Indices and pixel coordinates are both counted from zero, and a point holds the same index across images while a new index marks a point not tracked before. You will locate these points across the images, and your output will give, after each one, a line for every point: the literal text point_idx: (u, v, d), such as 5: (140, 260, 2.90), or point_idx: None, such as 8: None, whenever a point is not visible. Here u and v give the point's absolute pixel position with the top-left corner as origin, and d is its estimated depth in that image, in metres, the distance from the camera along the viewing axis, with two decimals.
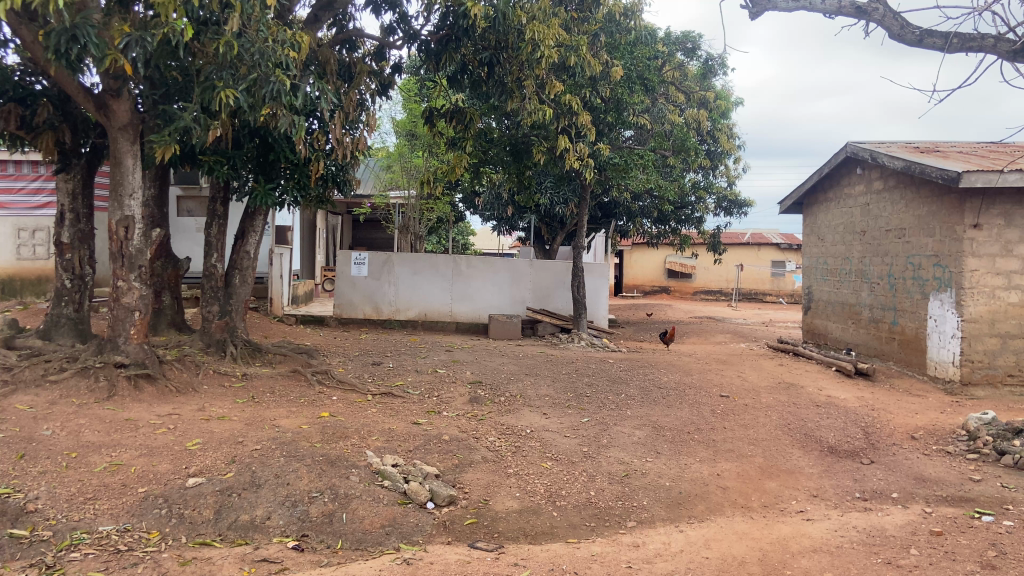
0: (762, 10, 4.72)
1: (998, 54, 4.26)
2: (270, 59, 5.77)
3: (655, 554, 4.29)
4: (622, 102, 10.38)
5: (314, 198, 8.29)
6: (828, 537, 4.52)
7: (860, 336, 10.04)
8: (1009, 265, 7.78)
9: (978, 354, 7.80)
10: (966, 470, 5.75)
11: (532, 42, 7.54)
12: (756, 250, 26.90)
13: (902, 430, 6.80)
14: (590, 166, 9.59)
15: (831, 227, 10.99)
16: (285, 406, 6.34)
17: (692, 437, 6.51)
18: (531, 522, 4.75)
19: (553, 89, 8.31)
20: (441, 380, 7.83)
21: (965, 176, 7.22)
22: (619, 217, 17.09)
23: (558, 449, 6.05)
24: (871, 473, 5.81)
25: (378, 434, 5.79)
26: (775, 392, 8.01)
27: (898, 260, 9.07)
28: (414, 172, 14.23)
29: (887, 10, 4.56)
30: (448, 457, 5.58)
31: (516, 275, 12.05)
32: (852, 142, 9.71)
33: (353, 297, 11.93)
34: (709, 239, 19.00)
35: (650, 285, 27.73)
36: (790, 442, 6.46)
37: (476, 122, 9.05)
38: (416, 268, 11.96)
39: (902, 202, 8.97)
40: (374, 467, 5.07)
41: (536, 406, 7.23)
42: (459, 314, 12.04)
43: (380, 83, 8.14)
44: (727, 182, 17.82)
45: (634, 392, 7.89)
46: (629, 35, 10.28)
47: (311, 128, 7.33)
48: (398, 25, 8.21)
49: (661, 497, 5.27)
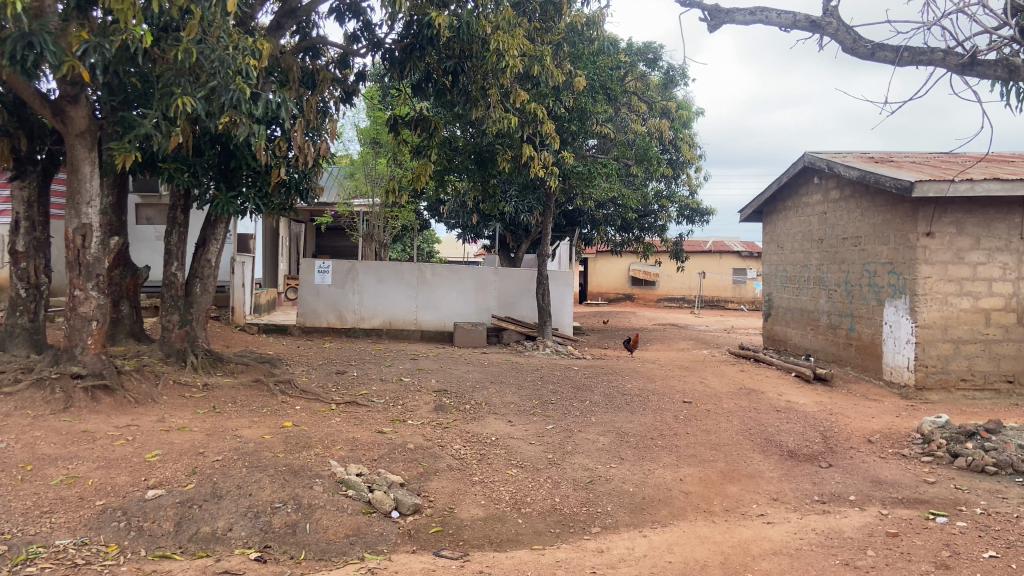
0: (719, 24, 4.82)
1: (947, 68, 4.45)
2: (229, 67, 5.74)
3: (619, 559, 4.33)
4: (585, 112, 10.47)
5: (277, 207, 8.23)
6: (788, 540, 4.62)
7: (818, 342, 10.26)
8: (961, 272, 8.00)
9: (932, 358, 8.00)
10: (920, 472, 5.92)
11: (496, 51, 7.61)
12: (718, 258, 27.34)
13: (859, 434, 6.96)
14: (555, 174, 9.69)
15: (790, 235, 11.22)
16: (247, 417, 6.27)
17: (656, 443, 6.59)
18: (496, 529, 4.77)
19: (517, 99, 8.38)
20: (406, 389, 7.80)
21: (918, 185, 7.45)
22: (583, 225, 17.19)
23: (523, 456, 6.08)
24: (829, 476, 5.93)
25: (342, 443, 5.75)
26: (737, 398, 8.13)
27: (854, 268, 9.29)
28: (378, 180, 14.20)
29: (840, 24, 4.71)
30: (414, 465, 5.57)
31: (480, 283, 12.08)
32: (809, 151, 9.96)
33: (317, 306, 11.81)
34: (672, 247, 19.18)
35: (614, 294, 27.97)
36: (750, 446, 6.59)
37: (440, 131, 9.08)
38: (381, 276, 11.92)
39: (857, 211, 9.21)
40: (339, 476, 5.04)
41: (502, 414, 7.25)
42: (424, 323, 12.01)
43: (343, 91, 8.11)
44: (689, 190, 18.04)
45: (598, 399, 7.95)
46: (592, 45, 10.34)
47: (272, 135, 7.28)
48: (361, 33, 8.20)
49: (624, 502, 5.33)
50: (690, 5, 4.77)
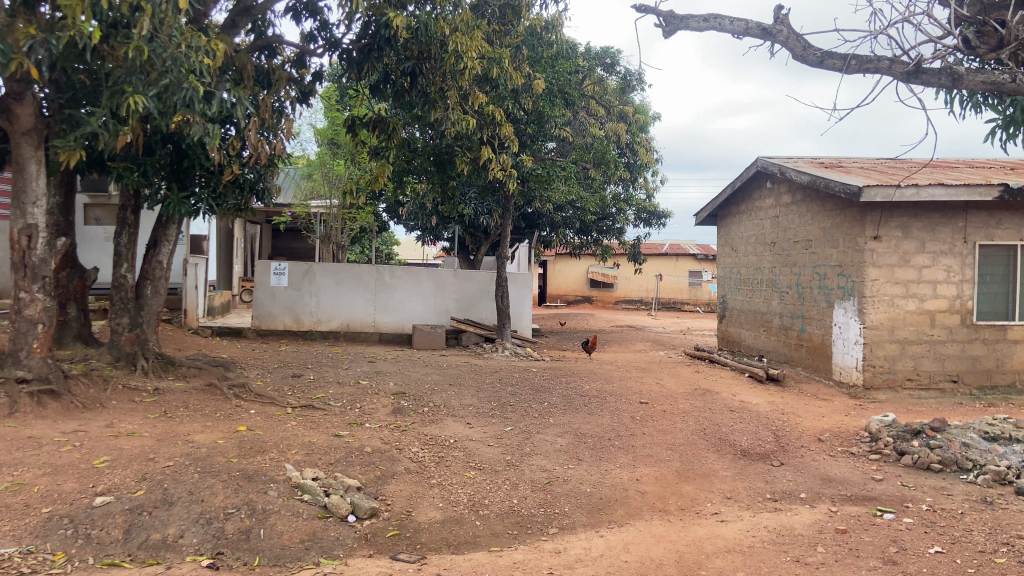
0: (674, 30, 4.89)
1: (893, 76, 4.58)
2: (181, 66, 5.66)
3: (576, 559, 4.37)
4: (544, 115, 10.55)
5: (231, 207, 8.10)
6: (740, 538, 4.70)
7: (771, 343, 10.46)
8: (907, 275, 8.21)
9: (879, 359, 8.23)
10: (868, 470, 6.08)
11: (455, 53, 7.64)
12: (674, 260, 27.75)
13: (809, 433, 7.12)
14: (513, 177, 9.73)
15: (744, 238, 11.42)
16: (199, 421, 6.16)
17: (613, 443, 6.66)
18: (453, 532, 4.78)
19: (476, 101, 8.42)
20: (364, 392, 7.75)
21: (866, 190, 7.65)
22: (542, 228, 17.26)
23: (481, 458, 6.08)
24: (781, 475, 6.06)
25: (298, 447, 5.68)
26: (692, 399, 8.26)
27: (805, 270, 9.50)
28: (335, 181, 14.08)
29: (790, 32, 4.81)
30: (371, 469, 5.53)
31: (439, 285, 12.06)
32: (762, 157, 10.16)
33: (272, 308, 11.65)
34: (629, 249, 19.34)
35: (573, 295, 28.13)
36: (705, 446, 6.69)
37: (398, 132, 9.03)
38: (338, 278, 11.81)
39: (807, 214, 9.42)
40: (294, 481, 4.98)
41: (460, 416, 7.25)
42: (382, 325, 11.93)
43: (300, 91, 8.02)
44: (646, 194, 18.24)
45: (556, 400, 8.00)
46: (550, 49, 10.47)
47: (226, 134, 7.17)
48: (318, 33, 8.13)
49: (582, 503, 5.37)
50: (645, 10, 4.83)
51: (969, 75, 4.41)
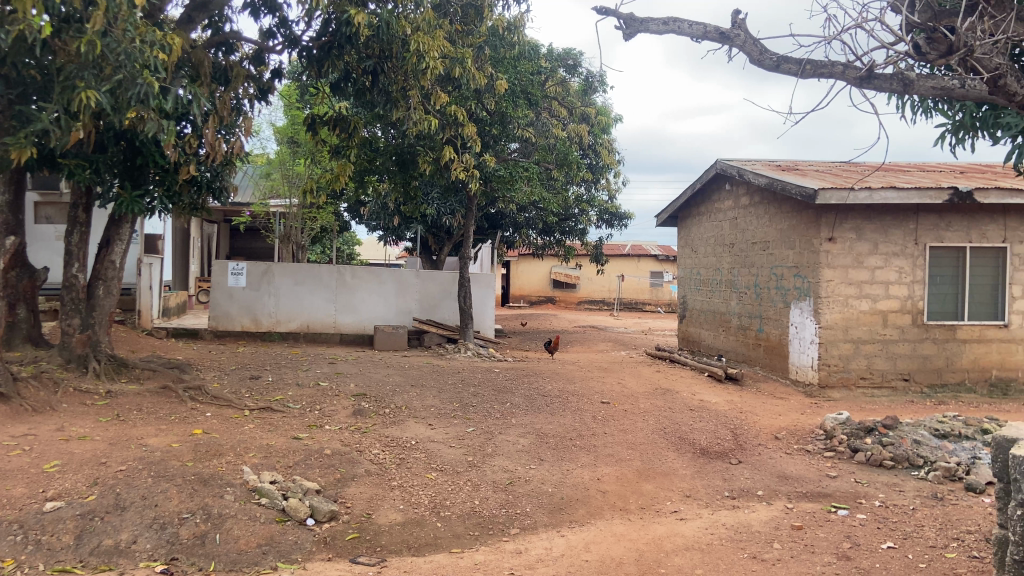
0: (634, 32, 4.93)
1: (846, 80, 4.67)
2: (136, 61, 5.54)
3: (537, 559, 4.38)
4: (507, 116, 10.56)
5: (187, 206, 7.95)
6: (699, 535, 4.75)
7: (730, 343, 10.60)
8: (861, 276, 8.38)
9: (834, 358, 8.40)
10: (823, 467, 6.20)
11: (417, 53, 7.60)
12: (636, 261, 28.03)
13: (766, 431, 7.23)
14: (476, 177, 9.73)
15: (703, 240, 11.57)
16: (154, 424, 6.04)
17: (574, 443, 6.68)
18: (414, 534, 4.76)
19: (438, 101, 8.39)
20: (324, 393, 7.66)
21: (821, 193, 7.82)
22: (505, 228, 17.25)
23: (442, 460, 6.05)
24: (738, 473, 6.14)
25: (255, 450, 5.60)
26: (652, 398, 8.34)
27: (763, 271, 9.65)
28: (295, 180, 13.90)
29: (747, 37, 4.88)
30: (330, 471, 5.46)
31: (401, 285, 11.99)
32: (721, 159, 10.30)
33: (230, 309, 11.48)
34: (592, 250, 19.43)
35: (536, 295, 28.16)
36: (665, 445, 6.75)
37: (360, 130, 8.94)
38: (298, 279, 11.67)
39: (765, 216, 9.56)
40: (251, 484, 4.90)
41: (422, 418, 7.20)
42: (343, 326, 11.81)
43: (258, 88, 7.89)
44: (609, 195, 18.33)
45: (518, 400, 8.00)
46: (513, 49, 10.47)
47: (182, 132, 7.03)
48: (278, 29, 8.02)
49: (543, 503, 5.38)
50: (605, 13, 4.86)
51: (919, 80, 4.52)
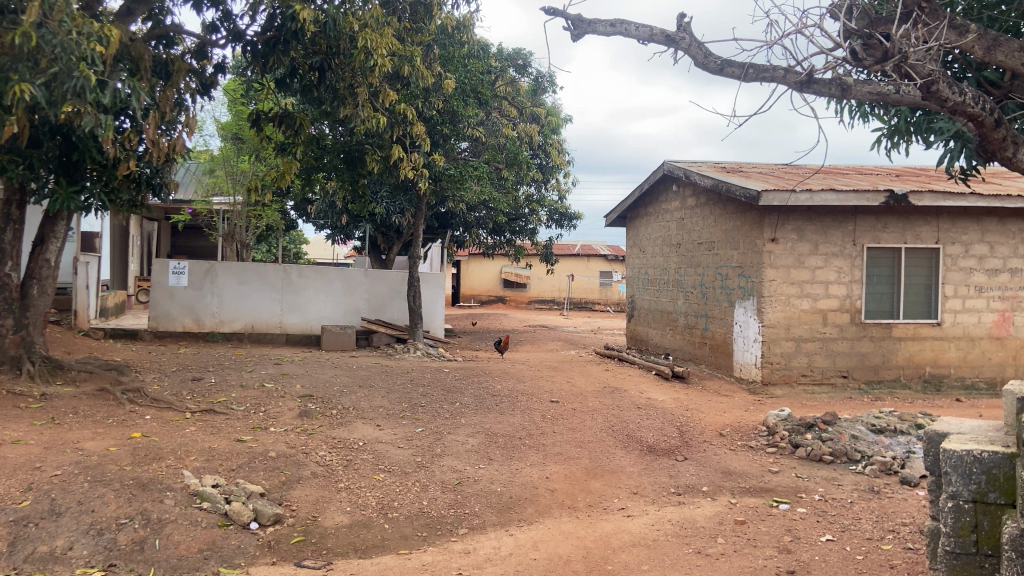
0: (582, 34, 4.96)
1: (787, 84, 4.77)
2: (73, 53, 5.36)
3: (485, 559, 4.38)
4: (457, 115, 10.52)
5: (126, 203, 7.72)
6: (646, 532, 4.81)
7: (677, 341, 10.76)
8: (802, 276, 8.59)
9: (776, 356, 8.60)
10: (766, 463, 6.33)
11: (364, 50, 7.53)
12: (585, 261, 28.26)
13: (711, 428, 7.36)
14: (425, 176, 9.69)
15: (651, 240, 11.71)
16: (90, 428, 5.84)
17: (523, 443, 6.69)
18: (361, 536, 4.70)
19: (386, 98, 8.32)
20: (269, 395, 7.52)
21: (764, 195, 7.99)
22: (455, 228, 17.14)
23: (391, 461, 6.00)
24: (684, 469, 6.23)
25: (197, 453, 5.47)
26: (601, 397, 8.40)
27: (708, 271, 9.82)
28: (240, 177, 13.62)
29: (692, 40, 4.95)
30: (275, 474, 5.37)
31: (349, 284, 11.84)
32: (668, 160, 10.45)
33: (171, 309, 11.20)
34: (542, 249, 19.49)
35: (486, 295, 28.09)
36: (613, 443, 6.81)
37: (306, 128, 8.79)
38: (242, 278, 11.44)
39: (711, 217, 9.73)
40: (192, 489, 4.78)
41: (370, 419, 7.13)
42: (289, 326, 11.60)
43: (201, 83, 7.70)
44: (558, 195, 18.41)
45: (467, 400, 7.98)
46: (462, 49, 10.45)
47: (121, 127, 6.83)
48: (221, 24, 7.84)
49: (492, 503, 5.38)
50: (554, 13, 4.88)
51: (856, 85, 4.65)
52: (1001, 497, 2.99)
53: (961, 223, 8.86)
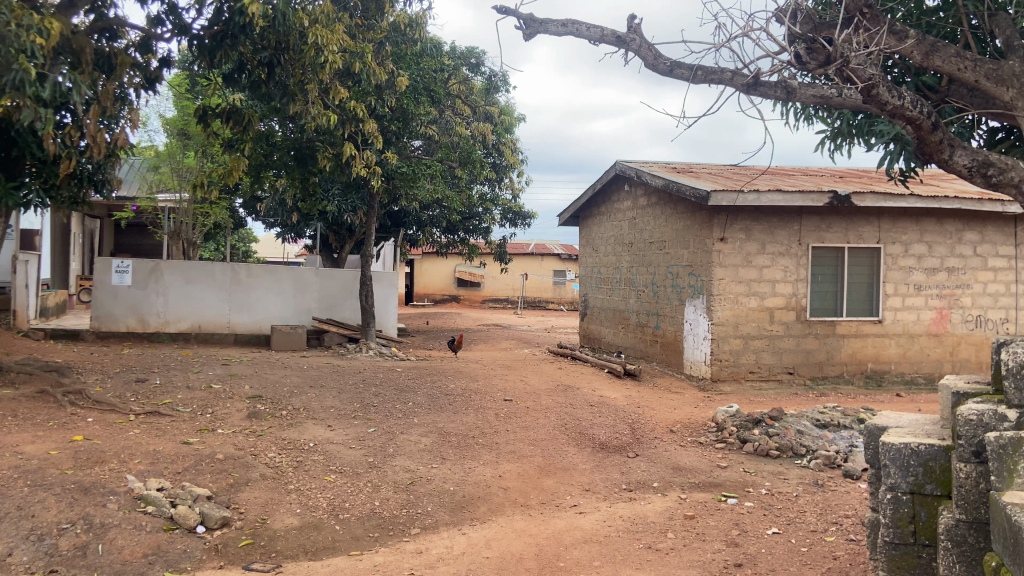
0: (534, 33, 4.98)
1: (734, 87, 4.86)
2: (12, 46, 5.18)
3: (438, 558, 4.36)
4: (408, 113, 10.43)
5: (67, 200, 7.49)
6: (597, 528, 4.85)
7: (629, 339, 10.88)
8: (749, 275, 8.76)
9: (724, 353, 8.76)
10: (715, 458, 6.44)
11: (315, 46, 7.44)
12: (539, 260, 28.36)
13: (662, 425, 7.46)
14: (377, 174, 9.61)
15: (604, 239, 11.81)
16: (29, 431, 5.65)
17: (476, 442, 6.69)
18: (311, 538, 4.65)
19: (337, 95, 8.22)
20: (217, 396, 7.37)
21: (713, 195, 8.13)
22: (408, 226, 16.98)
23: (342, 461, 5.94)
24: (635, 466, 6.30)
25: (141, 456, 5.33)
26: (554, 395, 8.45)
27: (659, 270, 9.95)
28: (186, 174, 13.31)
29: (642, 41, 5.01)
30: (222, 476, 5.27)
31: (300, 284, 11.67)
32: (620, 161, 10.55)
33: (114, 309, 10.88)
34: (495, 249, 19.47)
35: (440, 294, 27.94)
36: (566, 441, 6.86)
37: (255, 124, 8.63)
38: (189, 277, 11.20)
39: (662, 217, 9.86)
40: (137, 492, 4.65)
41: (321, 419, 7.04)
42: (238, 326, 11.39)
43: (145, 77, 7.51)
44: (512, 194, 18.41)
45: (420, 400, 7.93)
46: (415, 46, 10.41)
47: (62, 122, 6.63)
48: (166, 17, 7.66)
49: (444, 502, 5.36)
50: (506, 12, 4.89)
51: (801, 88, 4.77)
52: (937, 488, 3.09)
53: (902, 223, 9.12)
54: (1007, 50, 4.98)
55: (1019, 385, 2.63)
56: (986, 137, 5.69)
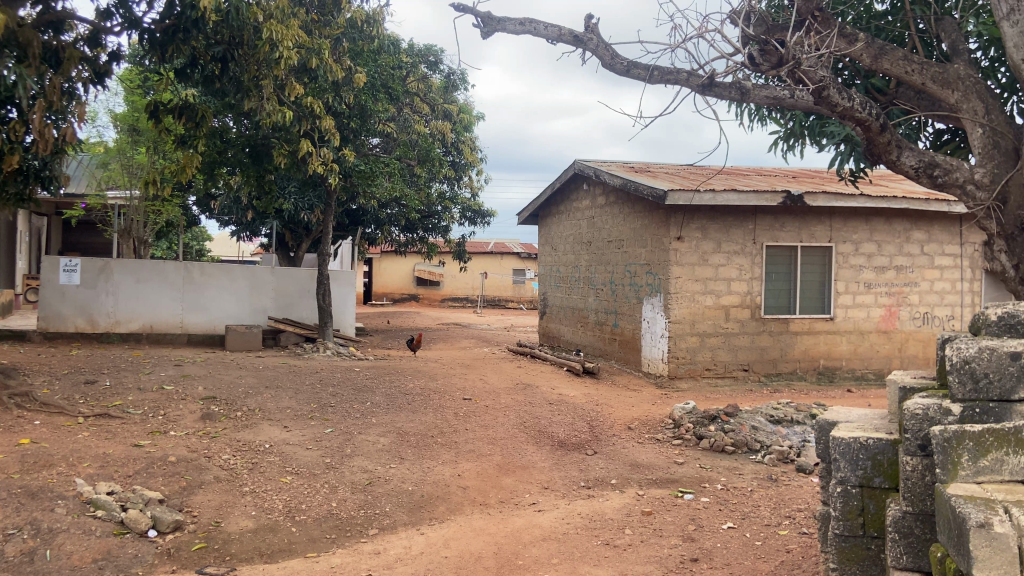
0: (492, 31, 4.97)
1: (690, 87, 4.91)
2: None
3: (395, 559, 4.33)
4: (366, 110, 10.31)
5: (12, 197, 7.26)
6: (556, 526, 4.86)
7: (587, 338, 10.95)
8: (706, 273, 8.88)
9: (681, 350, 8.86)
10: (672, 454, 6.51)
11: (269, 41, 7.37)
12: (498, 258, 28.36)
13: (620, 422, 7.51)
14: (335, 172, 9.48)
15: (562, 238, 11.86)
16: None
17: (435, 441, 6.66)
18: (266, 540, 4.58)
19: (292, 92, 8.13)
20: (169, 398, 7.20)
21: (670, 195, 8.22)
22: (366, 224, 16.81)
23: (298, 462, 5.86)
24: (594, 463, 6.34)
25: (90, 460, 5.19)
26: (513, 393, 8.45)
27: (617, 268, 10.02)
28: (137, 171, 12.99)
29: (600, 41, 5.04)
30: (175, 479, 5.16)
31: (255, 284, 11.49)
32: (578, 160, 10.60)
33: (61, 309, 10.56)
34: (454, 248, 19.41)
35: (399, 294, 27.74)
36: (525, 439, 6.87)
37: (209, 120, 8.46)
38: (140, 276, 10.94)
39: (620, 216, 9.93)
40: (86, 496, 4.52)
41: (277, 420, 6.94)
42: (191, 326, 11.16)
43: (93, 72, 7.29)
44: (471, 193, 18.38)
45: (379, 400, 7.87)
46: (372, 43, 10.31)
47: (6, 116, 6.43)
48: (116, 10, 7.46)
49: (403, 502, 5.33)
50: (463, 10, 4.87)
51: (754, 90, 4.81)
52: (885, 481, 3.16)
53: (852, 223, 9.33)
54: (952, 53, 5.11)
55: (962, 379, 2.63)
56: (932, 139, 5.84)
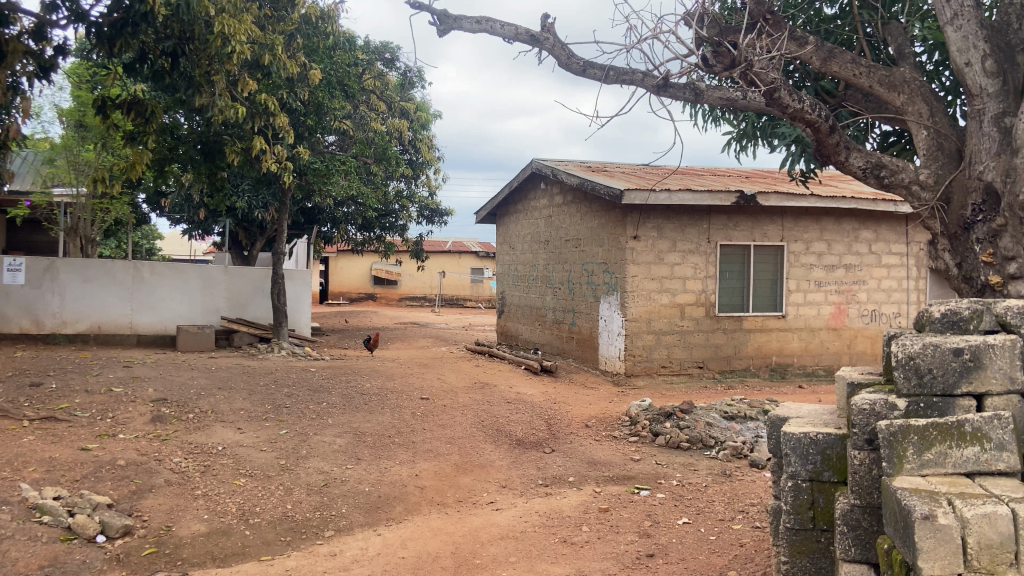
0: (449, 29, 4.95)
1: (646, 88, 4.96)
2: None
3: (352, 560, 4.29)
4: (322, 107, 10.23)
5: None
6: (513, 524, 4.87)
7: (545, 336, 10.98)
8: (661, 272, 8.97)
9: (638, 348, 8.95)
10: (628, 451, 6.57)
11: (222, 35, 7.19)
12: (456, 258, 28.31)
13: (578, 420, 7.55)
14: (289, 170, 9.35)
15: (520, 237, 11.88)
16: None
17: (393, 441, 6.61)
18: (219, 544, 4.50)
19: (246, 87, 7.87)
20: (118, 400, 7.02)
21: (626, 194, 8.29)
22: (322, 223, 16.62)
23: (252, 464, 5.76)
24: (551, 461, 6.36)
25: (35, 464, 5.04)
26: (471, 392, 8.44)
27: (575, 267, 10.07)
28: (85, 168, 12.64)
29: (556, 40, 5.04)
30: (124, 483, 5.04)
31: (208, 283, 11.27)
32: (535, 159, 10.63)
33: (5, 309, 10.23)
34: (412, 247, 19.29)
35: (356, 293, 27.49)
36: (482, 438, 6.86)
37: (159, 117, 8.28)
38: (88, 276, 10.64)
39: (577, 215, 9.98)
40: (31, 502, 4.39)
41: (230, 422, 6.82)
42: (141, 327, 10.91)
43: (38, 65, 7.07)
44: (428, 192, 18.30)
45: (335, 400, 7.79)
46: (327, 39, 10.20)
47: None
48: (62, 4, 7.25)
49: (360, 503, 5.29)
50: (419, 8, 4.84)
51: (708, 90, 4.90)
52: (834, 475, 3.23)
53: (803, 223, 9.52)
54: (898, 57, 5.24)
55: (907, 374, 2.67)
56: (879, 141, 5.99)
